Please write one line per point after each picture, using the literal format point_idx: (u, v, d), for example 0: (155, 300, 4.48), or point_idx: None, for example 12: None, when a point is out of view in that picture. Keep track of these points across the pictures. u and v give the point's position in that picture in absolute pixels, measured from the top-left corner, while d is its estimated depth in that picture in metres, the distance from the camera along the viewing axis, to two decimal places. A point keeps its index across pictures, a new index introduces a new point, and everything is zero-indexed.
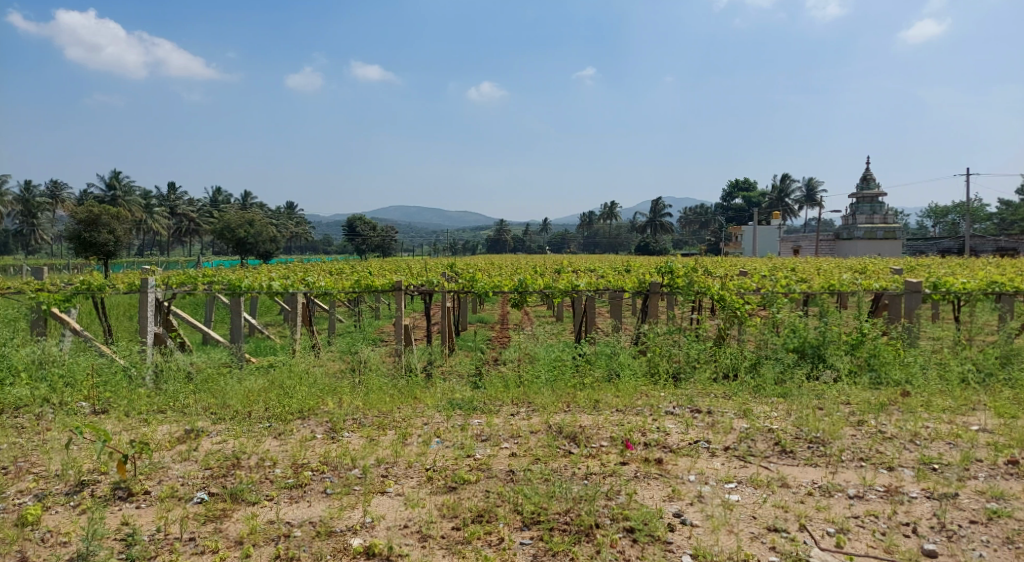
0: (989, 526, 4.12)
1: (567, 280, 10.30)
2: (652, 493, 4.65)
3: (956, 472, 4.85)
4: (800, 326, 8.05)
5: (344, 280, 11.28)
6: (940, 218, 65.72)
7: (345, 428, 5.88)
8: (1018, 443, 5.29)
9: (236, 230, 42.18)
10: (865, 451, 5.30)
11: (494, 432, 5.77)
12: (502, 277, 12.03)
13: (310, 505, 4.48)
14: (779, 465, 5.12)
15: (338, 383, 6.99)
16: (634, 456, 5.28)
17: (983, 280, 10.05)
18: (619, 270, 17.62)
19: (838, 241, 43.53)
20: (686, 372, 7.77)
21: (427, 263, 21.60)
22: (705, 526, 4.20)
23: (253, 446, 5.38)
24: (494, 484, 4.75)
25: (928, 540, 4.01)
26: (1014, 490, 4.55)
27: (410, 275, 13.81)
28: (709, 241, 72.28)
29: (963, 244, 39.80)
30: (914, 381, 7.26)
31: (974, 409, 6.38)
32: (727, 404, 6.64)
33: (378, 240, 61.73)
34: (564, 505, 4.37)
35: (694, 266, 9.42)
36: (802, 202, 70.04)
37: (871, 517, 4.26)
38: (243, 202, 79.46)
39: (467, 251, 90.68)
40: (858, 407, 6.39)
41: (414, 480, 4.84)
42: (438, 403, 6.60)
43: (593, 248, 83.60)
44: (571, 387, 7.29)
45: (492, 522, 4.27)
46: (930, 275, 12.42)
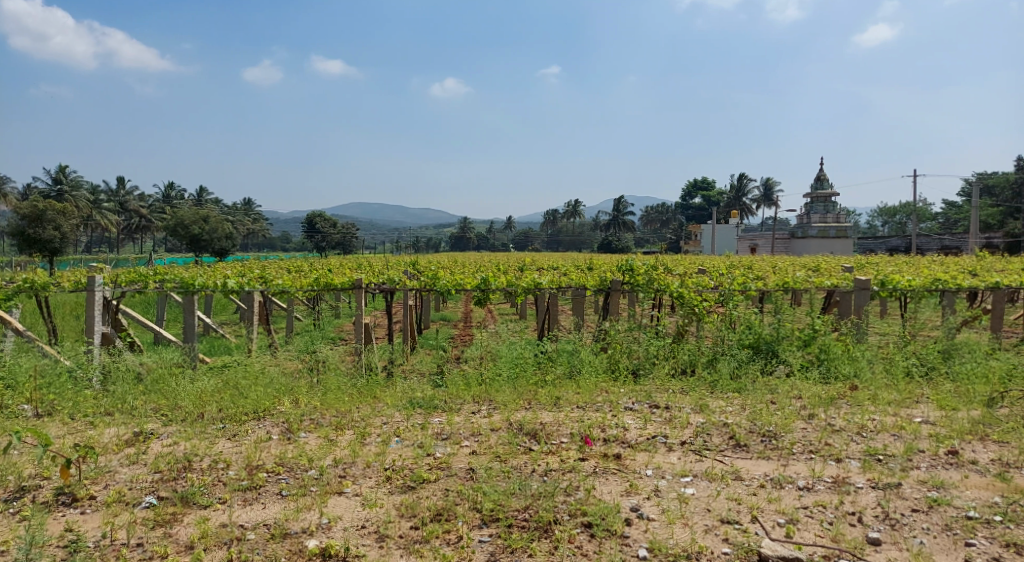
0: (930, 514, 4.28)
1: (529, 278, 10.33)
2: (610, 488, 4.71)
3: (899, 462, 5.04)
4: (755, 322, 8.30)
5: (303, 277, 11.08)
6: (889, 219, 68.17)
7: (302, 429, 5.79)
8: (958, 434, 5.52)
9: (191, 227, 41.00)
10: (815, 443, 5.46)
11: (454, 431, 5.76)
12: (464, 275, 11.94)
13: (264, 507, 4.40)
14: (733, 458, 5.25)
15: (294, 383, 6.87)
16: (593, 451, 5.35)
17: (928, 278, 10.41)
18: (581, 267, 17.79)
19: (793, 240, 44.70)
20: (645, 369, 7.94)
21: (388, 261, 21.31)
22: (661, 520, 4.28)
23: (205, 448, 5.26)
24: (453, 483, 4.74)
25: (871, 528, 4.15)
26: (953, 480, 4.74)
27: (371, 273, 13.62)
28: (670, 240, 73.47)
29: (909, 243, 41.32)
30: (861, 375, 7.52)
31: (917, 402, 6.64)
32: (684, 399, 6.77)
33: (339, 238, 60.87)
34: (523, 502, 4.40)
35: (654, 265, 9.56)
36: (759, 202, 71.72)
37: (819, 507, 4.40)
38: (198, 198, 77.42)
39: (429, 249, 90.16)
40: (809, 401, 6.59)
41: (373, 480, 4.80)
42: (398, 402, 6.55)
43: (557, 247, 84.05)
44: (531, 384, 7.32)
45: (450, 521, 4.26)
46: (880, 272, 12.85)
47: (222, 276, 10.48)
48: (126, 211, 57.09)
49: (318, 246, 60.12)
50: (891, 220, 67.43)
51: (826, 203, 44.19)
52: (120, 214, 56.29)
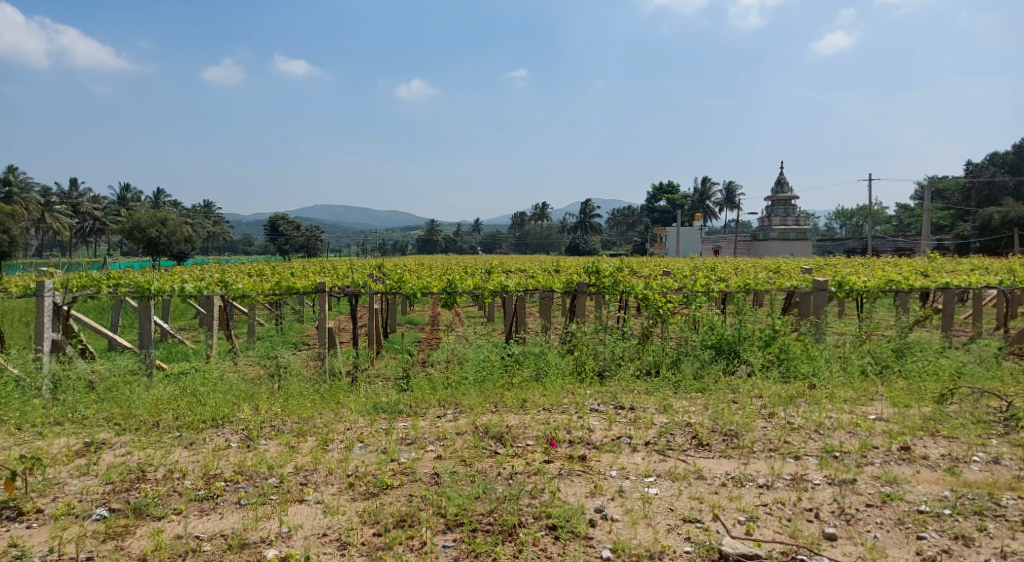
0: (883, 509, 4.39)
1: (496, 281, 10.33)
2: (574, 489, 4.73)
3: (855, 459, 5.18)
4: (717, 323, 8.45)
5: (265, 281, 10.86)
6: (846, 222, 70.06)
7: (262, 436, 5.68)
8: (910, 430, 5.69)
9: (149, 230, 39.91)
10: (775, 441, 5.57)
11: (419, 436, 5.71)
12: (431, 278, 11.86)
13: (222, 517, 4.30)
14: (696, 457, 5.32)
15: (255, 390, 6.73)
16: (558, 453, 5.37)
17: (882, 279, 10.71)
18: (548, 269, 17.86)
19: (754, 242, 45.57)
20: (610, 370, 8.01)
21: (354, 264, 21.10)
22: (624, 520, 4.31)
23: (161, 457, 5.12)
24: (417, 488, 4.69)
25: (828, 524, 4.25)
26: (906, 475, 4.88)
27: (336, 276, 13.46)
28: (635, 242, 74.26)
29: (865, 245, 42.66)
30: (819, 374, 7.71)
31: (872, 399, 6.84)
32: (649, 400, 6.85)
33: (303, 241, 59.97)
34: (488, 506, 4.39)
35: (619, 267, 9.65)
36: (723, 204, 73.00)
37: (778, 504, 4.49)
38: (156, 200, 75.40)
39: (395, 251, 89.44)
40: (769, 400, 6.72)
41: (335, 487, 4.72)
42: (362, 407, 6.47)
43: (525, 249, 84.23)
44: (498, 387, 7.31)
45: (414, 526, 4.22)
46: (838, 273, 13.21)
47: (180, 281, 10.22)
48: (79, 213, 55.30)
49: (281, 249, 59.11)
50: (848, 223, 69.29)
51: (787, 206, 44.88)
52: (74, 217, 54.49)
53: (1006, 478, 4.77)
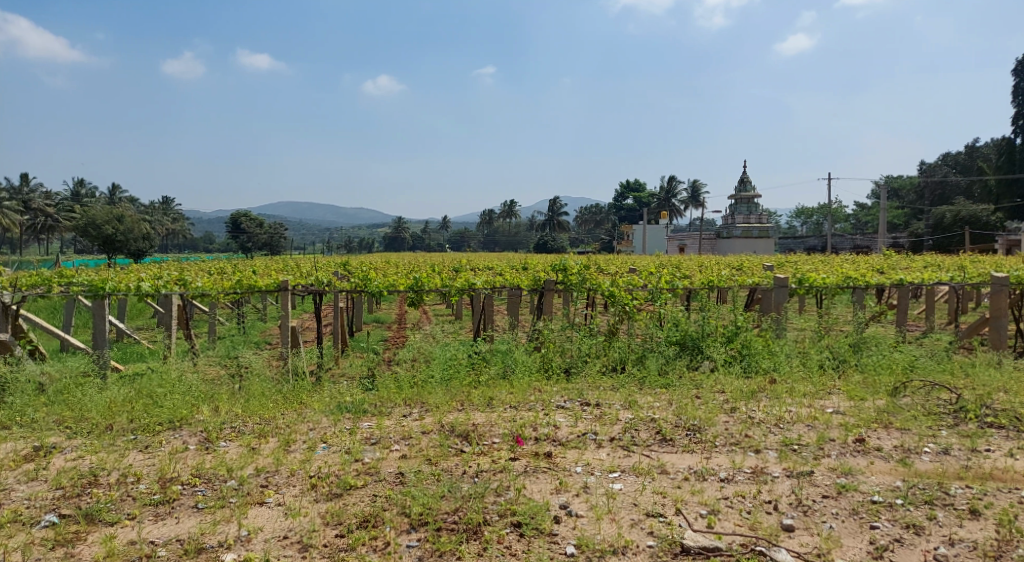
0: (838, 500, 4.51)
1: (463, 279, 10.31)
2: (540, 486, 4.74)
3: (812, 451, 5.30)
4: (681, 319, 8.57)
5: (226, 279, 10.64)
6: (807, 220, 71.72)
7: (222, 438, 5.56)
8: (865, 423, 5.86)
9: (104, 227, 38.65)
10: (736, 436, 5.68)
11: (384, 435, 5.66)
12: (397, 276, 11.76)
13: (178, 521, 4.19)
14: (659, 452, 5.39)
15: (215, 391, 6.59)
16: (524, 451, 5.38)
17: (840, 276, 11.00)
18: (516, 267, 17.88)
19: (718, 240, 46.31)
20: (577, 367, 8.06)
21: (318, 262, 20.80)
22: (589, 516, 4.34)
23: (114, 461, 4.97)
24: (381, 488, 4.65)
25: (786, 515, 4.34)
26: (861, 466, 5.02)
27: (300, 274, 13.27)
28: (602, 240, 74.83)
29: (825, 242, 43.76)
30: (779, 369, 7.88)
31: (830, 393, 7.01)
32: (614, 396, 6.92)
33: (266, 239, 58.90)
34: (453, 505, 4.37)
35: (586, 265, 9.72)
36: (688, 203, 74.06)
37: (738, 497, 4.57)
38: (112, 195, 73.12)
39: (361, 249, 88.40)
40: (731, 394, 6.85)
41: (297, 488, 4.65)
42: (326, 407, 6.39)
43: (493, 246, 84.09)
44: (465, 385, 7.29)
45: (378, 526, 4.18)
46: (797, 270, 13.52)
47: (136, 279, 9.93)
48: (29, 209, 53.29)
49: (244, 247, 57.92)
50: (809, 221, 70.90)
51: (749, 204, 45.72)
52: (24, 213, 52.39)
53: (955, 468, 4.94)
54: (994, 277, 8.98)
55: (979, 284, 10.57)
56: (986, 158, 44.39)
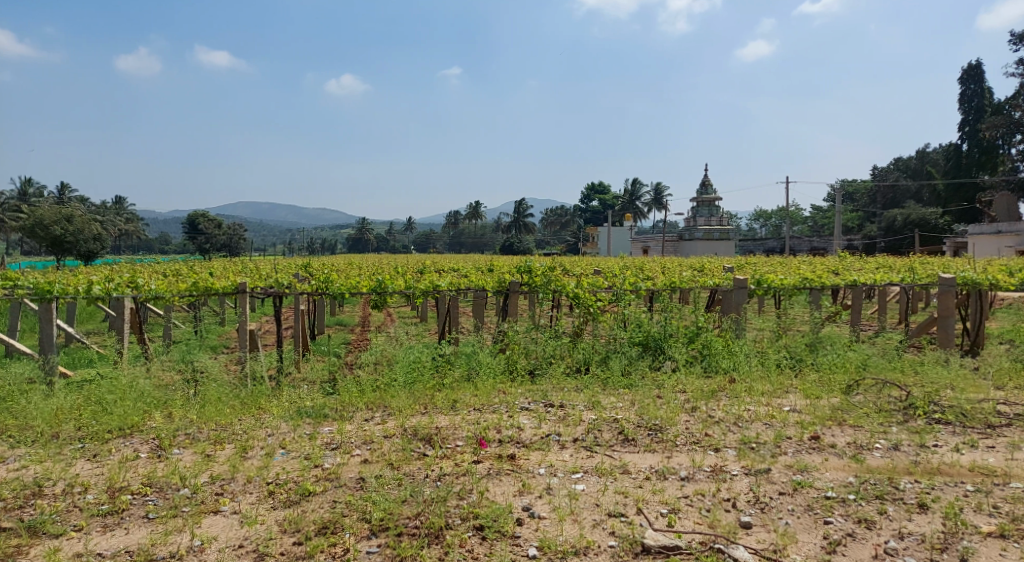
0: (794, 496, 4.61)
1: (428, 281, 10.24)
2: (503, 488, 4.73)
3: (770, 449, 5.41)
4: (644, 320, 8.66)
5: (182, 282, 10.35)
6: (766, 223, 73.38)
7: (175, 445, 5.40)
8: (820, 421, 6.01)
9: (53, 228, 37.20)
10: (696, 435, 5.76)
11: (345, 440, 5.58)
12: (360, 278, 11.62)
13: (127, 532, 4.06)
14: (621, 452, 5.43)
15: (169, 397, 6.40)
16: (487, 453, 5.35)
17: (797, 278, 11.28)
18: (481, 268, 17.83)
19: (681, 242, 47.01)
20: (541, 368, 8.08)
21: (279, 264, 20.38)
22: (551, 518, 4.34)
23: (60, 470, 4.78)
24: (341, 494, 4.57)
25: (744, 513, 4.41)
26: (816, 463, 5.14)
27: (259, 276, 13.02)
28: (568, 242, 75.26)
29: (783, 244, 44.83)
30: (739, 368, 8.03)
31: (787, 391, 7.17)
32: (578, 397, 6.95)
33: (225, 240, 57.61)
34: (415, 509, 4.32)
35: (551, 267, 9.76)
36: (652, 205, 75.04)
37: (698, 496, 4.63)
38: (61, 195, 70.51)
39: (324, 250, 87.07)
40: (692, 394, 6.95)
41: (253, 496, 4.54)
42: (285, 412, 6.26)
43: (459, 248, 83.85)
44: (429, 388, 7.23)
45: (337, 533, 4.11)
46: (756, 271, 13.82)
47: (86, 281, 9.58)
48: None
49: (202, 248, 56.48)
50: (768, 224, 72.51)
51: (710, 207, 46.51)
52: None
53: (904, 463, 5.09)
54: (941, 278, 9.30)
55: (927, 285, 10.95)
56: (934, 163, 46.12)
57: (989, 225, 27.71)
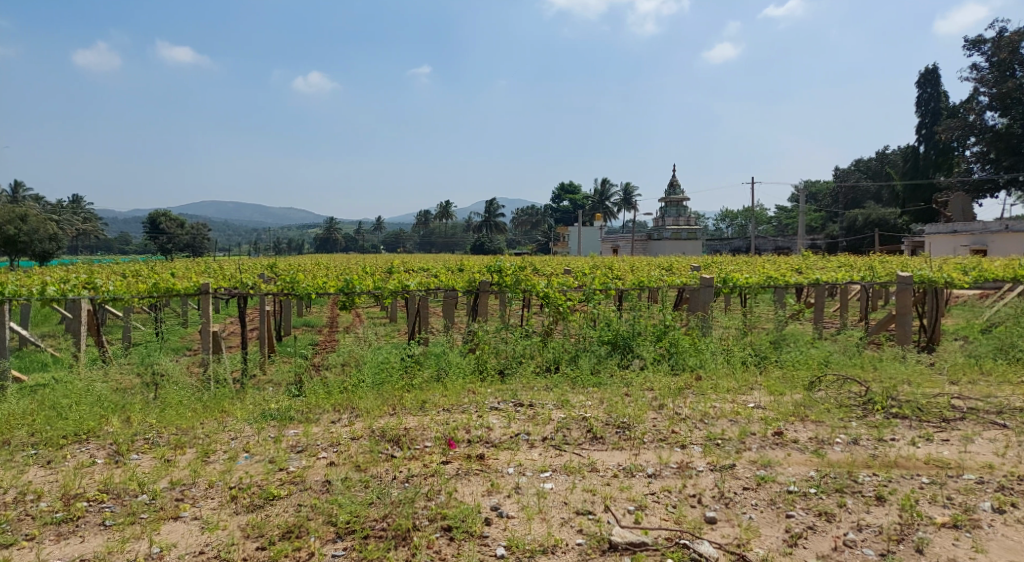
0: (758, 491, 4.68)
1: (397, 281, 10.16)
2: (471, 489, 4.71)
3: (735, 445, 5.49)
4: (613, 319, 8.72)
5: (143, 283, 10.09)
6: (733, 223, 74.64)
7: (134, 450, 5.26)
8: (783, 417, 6.12)
9: (5, 227, 35.86)
10: (663, 432, 5.82)
11: (311, 442, 5.50)
12: (327, 278, 11.47)
13: (83, 540, 3.94)
14: (589, 450, 5.46)
15: (127, 401, 6.23)
16: (456, 454, 5.33)
17: (762, 276, 11.49)
18: (451, 268, 17.76)
19: (650, 242, 47.49)
20: (511, 368, 8.08)
21: (244, 264, 20.02)
22: (519, 517, 4.34)
23: (11, 478, 4.62)
24: (307, 497, 4.51)
25: (709, 508, 4.47)
26: (780, 458, 5.23)
27: (223, 277, 12.76)
28: (538, 242, 75.45)
29: (749, 244, 45.61)
30: (705, 366, 8.15)
31: (752, 388, 7.29)
32: (547, 396, 6.96)
33: (187, 239, 56.39)
34: (382, 511, 4.28)
35: (521, 266, 9.77)
36: (621, 205, 75.68)
37: (664, 492, 4.68)
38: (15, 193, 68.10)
39: (291, 250, 85.76)
40: (660, 392, 7.02)
41: (215, 501, 4.44)
42: (249, 415, 6.15)
43: (429, 248, 83.41)
44: (397, 389, 7.17)
45: (302, 537, 4.04)
46: (723, 271, 14.03)
47: (40, 283, 9.27)
48: None
49: (163, 248, 55.10)
50: (734, 224, 73.76)
51: (679, 207, 47.04)
52: None
53: (863, 457, 5.22)
54: (899, 277, 9.57)
55: (886, 283, 11.26)
56: (893, 164, 47.48)
57: (945, 225, 28.62)
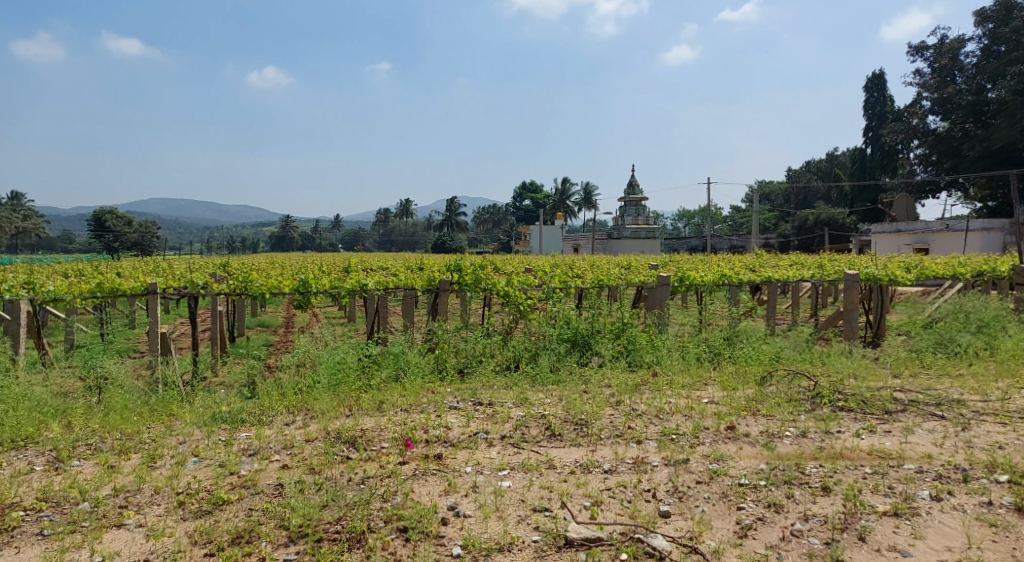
0: (710, 484, 4.78)
1: (355, 280, 10.02)
2: (428, 489, 4.68)
3: (689, 440, 5.59)
4: (572, 317, 8.78)
5: (87, 283, 9.71)
6: (690, 222, 76.06)
7: (75, 456, 5.07)
8: (736, 411, 6.27)
9: None
10: (620, 428, 5.88)
11: (263, 445, 5.38)
12: (282, 278, 11.23)
13: (18, 551, 3.77)
14: (547, 448, 5.48)
15: (68, 406, 6.00)
16: (413, 454, 5.28)
17: (717, 274, 11.72)
18: (411, 267, 17.62)
19: (609, 241, 47.94)
20: (470, 367, 8.06)
21: (195, 263, 19.46)
22: (476, 516, 4.33)
23: None
24: (258, 501, 4.41)
25: (663, 502, 4.54)
26: (732, 452, 5.35)
27: (173, 276, 12.38)
28: (500, 240, 75.45)
29: (705, 242, 46.50)
30: (662, 362, 8.29)
31: (706, 384, 7.44)
32: (507, 394, 6.96)
33: (135, 238, 54.45)
34: (336, 514, 4.22)
35: (481, 265, 9.75)
36: (581, 204, 76.28)
37: (620, 487, 4.74)
38: None
39: (246, 249, 83.71)
40: (617, 388, 7.10)
41: (162, 507, 4.31)
42: (198, 418, 5.98)
43: (389, 247, 82.50)
44: (354, 390, 7.07)
45: (252, 542, 3.95)
46: (680, 269, 14.27)
47: None
48: None
49: (110, 247, 53.09)
50: (691, 223, 75.18)
51: (637, 206, 47.53)
52: None
53: (811, 449, 5.37)
54: (846, 274, 9.88)
55: (834, 280, 11.62)
56: (842, 165, 49.17)
57: (890, 224, 29.71)
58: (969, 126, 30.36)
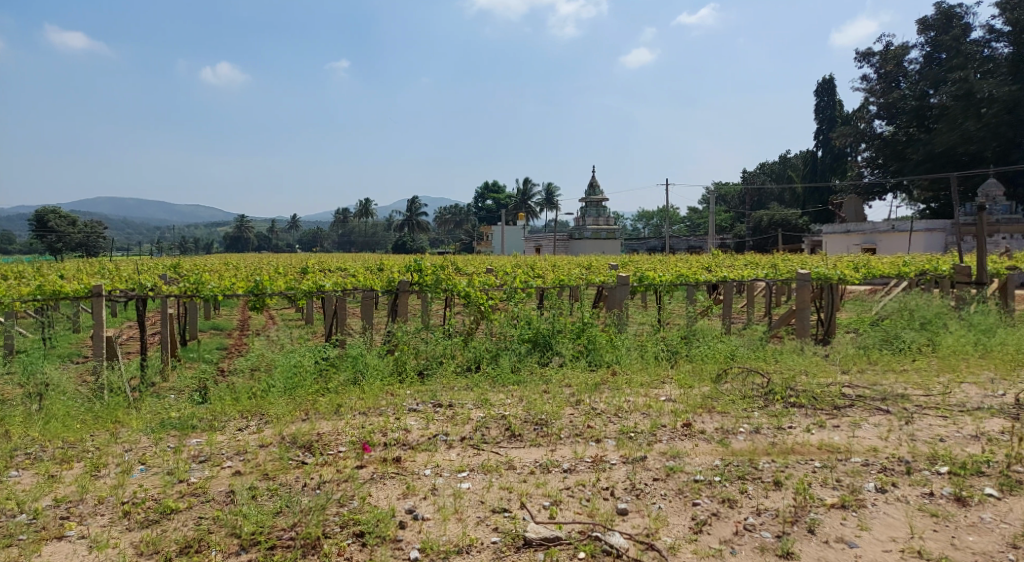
0: (667, 481, 4.84)
1: (312, 281, 9.83)
2: (386, 492, 4.62)
3: (646, 438, 5.65)
4: (533, 318, 8.80)
5: (26, 286, 9.29)
6: (650, 223, 77.21)
7: (12, 467, 4.84)
8: (692, 409, 6.37)
9: None
10: (579, 427, 5.92)
11: (215, 452, 5.23)
12: (236, 279, 10.94)
13: None
14: (507, 448, 5.48)
15: (6, 414, 5.73)
16: (371, 457, 5.21)
17: (674, 274, 11.92)
18: (371, 268, 17.39)
19: (570, 242, 48.21)
20: (430, 368, 8.00)
21: (144, 265, 18.80)
22: (435, 518, 4.29)
23: None
24: (209, 509, 4.28)
25: (620, 500, 4.58)
26: (688, 449, 5.43)
27: (120, 278, 11.93)
28: (461, 241, 75.19)
29: (664, 242, 47.18)
30: (621, 361, 8.38)
31: (664, 382, 7.55)
32: (467, 395, 6.93)
33: (81, 238, 52.33)
34: (290, 520, 4.13)
35: (442, 265, 9.69)
36: (543, 205, 76.65)
37: (579, 486, 4.76)
38: None
39: (199, 249, 81.35)
40: (577, 388, 7.15)
41: (105, 518, 4.14)
42: (146, 425, 5.79)
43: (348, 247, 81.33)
44: (311, 393, 6.93)
45: (202, 551, 3.84)
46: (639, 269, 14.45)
47: None
48: None
49: (54, 247, 50.90)
50: (651, 223, 76.30)
51: (598, 206, 47.91)
52: None
53: (764, 445, 5.50)
54: (798, 274, 10.15)
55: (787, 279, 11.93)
56: (794, 167, 50.67)
57: (839, 225, 30.67)
58: (913, 131, 32.02)
